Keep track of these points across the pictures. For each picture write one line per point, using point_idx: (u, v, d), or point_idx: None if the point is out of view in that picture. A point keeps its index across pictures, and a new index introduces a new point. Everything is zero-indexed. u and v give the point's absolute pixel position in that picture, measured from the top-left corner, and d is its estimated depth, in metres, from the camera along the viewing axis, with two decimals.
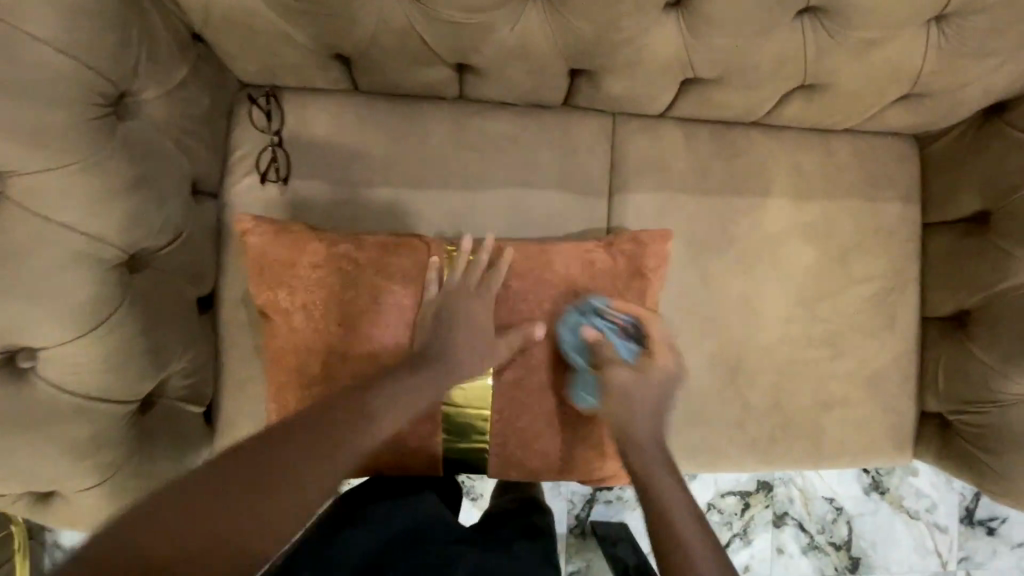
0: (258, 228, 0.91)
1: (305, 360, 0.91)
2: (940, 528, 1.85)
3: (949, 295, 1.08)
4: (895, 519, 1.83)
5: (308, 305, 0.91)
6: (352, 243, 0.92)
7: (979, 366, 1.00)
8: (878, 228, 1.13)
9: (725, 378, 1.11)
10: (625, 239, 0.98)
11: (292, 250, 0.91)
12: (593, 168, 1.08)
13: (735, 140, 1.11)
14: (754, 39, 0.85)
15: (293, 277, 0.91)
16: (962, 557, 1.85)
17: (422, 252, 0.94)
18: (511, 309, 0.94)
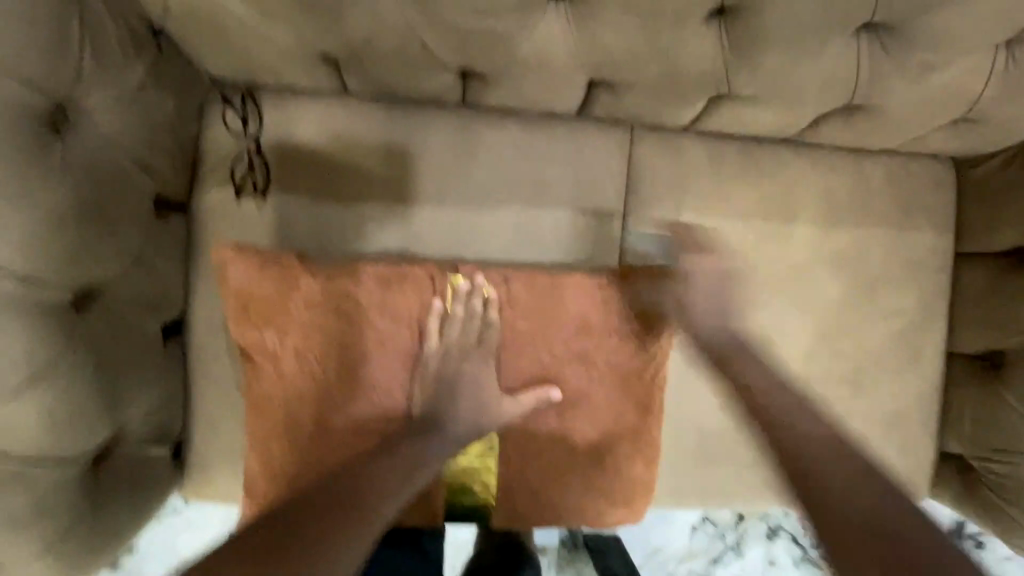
0: (238, 259, 0.80)
1: (295, 406, 0.82)
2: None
3: (976, 332, 1.02)
4: None
5: (301, 348, 0.81)
6: (347, 278, 0.83)
7: (1009, 413, 0.95)
8: (910, 257, 1.05)
9: (739, 415, 1.03)
10: (642, 278, 0.89)
11: (282, 283, 0.81)
12: (607, 186, 0.98)
13: (760, 158, 1.01)
14: (801, 55, 0.76)
15: (283, 314, 0.81)
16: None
17: (425, 288, 0.84)
18: (518, 355, 0.87)
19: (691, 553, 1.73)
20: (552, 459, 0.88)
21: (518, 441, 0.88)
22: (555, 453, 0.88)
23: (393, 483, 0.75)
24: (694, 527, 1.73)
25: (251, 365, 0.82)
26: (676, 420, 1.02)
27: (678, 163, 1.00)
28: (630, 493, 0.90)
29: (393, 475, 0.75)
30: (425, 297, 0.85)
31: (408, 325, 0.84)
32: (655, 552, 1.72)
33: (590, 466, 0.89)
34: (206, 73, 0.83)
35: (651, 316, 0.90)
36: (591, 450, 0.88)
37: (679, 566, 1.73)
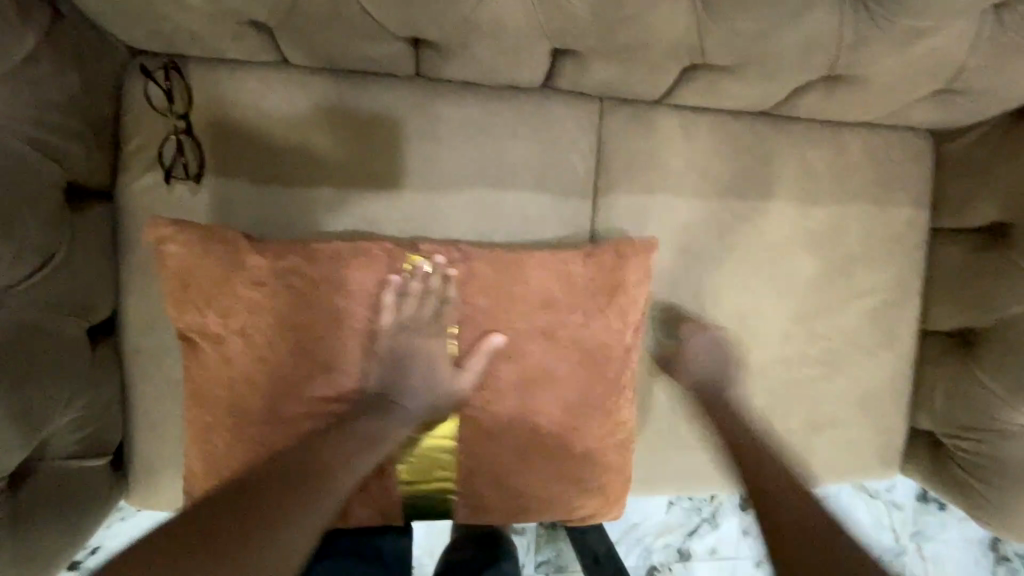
0: (176, 236, 0.73)
1: (241, 393, 0.75)
2: (897, 506, 1.87)
3: (951, 309, 1.01)
4: (857, 502, 1.85)
5: (248, 330, 0.74)
6: (296, 255, 0.75)
7: (979, 390, 0.94)
8: (887, 233, 1.02)
9: (714, 397, 1.00)
10: (605, 252, 0.83)
11: (221, 259, 0.74)
12: (576, 164, 0.92)
13: (737, 132, 0.96)
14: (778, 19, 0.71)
15: (224, 294, 0.74)
16: (915, 532, 1.87)
17: (381, 263, 0.78)
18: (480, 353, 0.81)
19: (667, 526, 1.76)
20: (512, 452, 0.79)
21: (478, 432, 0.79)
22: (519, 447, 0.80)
23: (350, 462, 0.70)
24: (671, 502, 1.75)
25: (195, 351, 0.75)
26: (651, 407, 0.99)
27: (650, 138, 0.94)
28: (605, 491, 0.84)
29: (351, 454, 0.71)
30: (382, 271, 0.77)
31: (367, 306, 0.77)
32: (632, 528, 1.74)
33: (558, 460, 0.81)
34: (121, 41, 0.74)
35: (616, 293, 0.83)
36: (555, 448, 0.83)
37: (655, 540, 1.75)
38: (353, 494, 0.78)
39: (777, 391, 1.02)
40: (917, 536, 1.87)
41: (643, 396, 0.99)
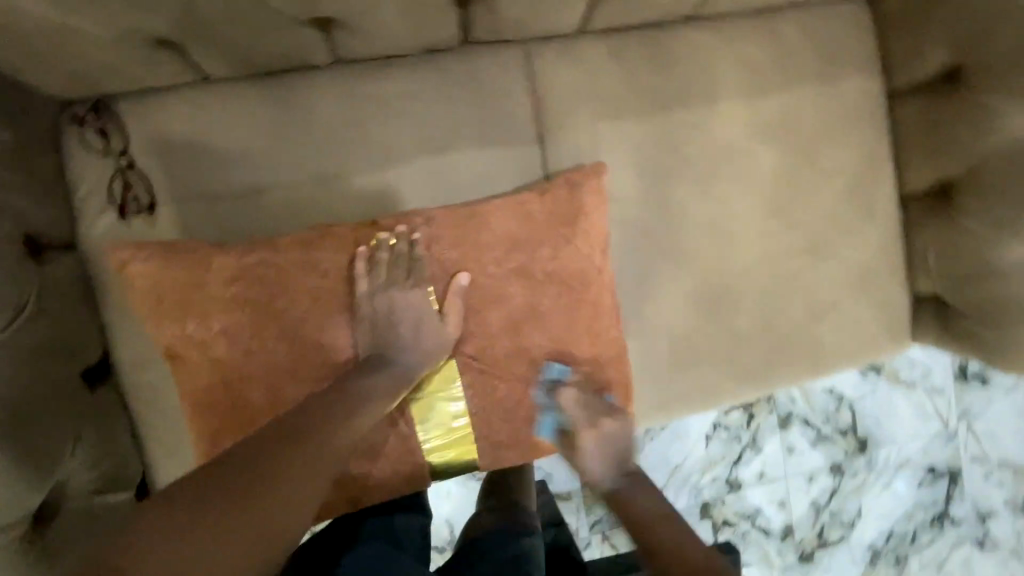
0: (143, 254, 0.75)
1: (237, 390, 0.77)
2: (937, 390, 1.85)
3: (923, 167, 0.99)
4: (895, 395, 1.84)
5: (229, 329, 0.76)
6: (260, 249, 0.77)
7: (968, 238, 0.91)
8: (843, 108, 1.00)
9: (708, 310, 0.99)
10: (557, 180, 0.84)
11: (191, 265, 0.76)
12: (514, 112, 0.92)
13: (667, 43, 0.95)
14: None
15: (200, 300, 0.76)
16: (962, 412, 1.85)
17: (348, 241, 0.80)
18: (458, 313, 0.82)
19: (711, 462, 1.77)
20: (512, 395, 0.82)
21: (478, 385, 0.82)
22: (518, 391, 0.83)
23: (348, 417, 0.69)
24: (709, 435, 1.76)
25: (183, 362, 0.77)
26: (647, 335, 0.99)
27: (582, 70, 0.93)
28: (613, 416, 0.87)
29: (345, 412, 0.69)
30: (349, 250, 0.79)
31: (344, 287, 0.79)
32: (675, 470, 1.75)
33: (558, 392, 0.84)
34: (46, 94, 0.76)
35: (574, 217, 0.84)
36: (551, 387, 0.83)
37: (702, 477, 1.76)
38: (370, 462, 0.82)
39: (769, 290, 1.01)
40: (965, 416, 1.85)
41: (637, 326, 0.98)
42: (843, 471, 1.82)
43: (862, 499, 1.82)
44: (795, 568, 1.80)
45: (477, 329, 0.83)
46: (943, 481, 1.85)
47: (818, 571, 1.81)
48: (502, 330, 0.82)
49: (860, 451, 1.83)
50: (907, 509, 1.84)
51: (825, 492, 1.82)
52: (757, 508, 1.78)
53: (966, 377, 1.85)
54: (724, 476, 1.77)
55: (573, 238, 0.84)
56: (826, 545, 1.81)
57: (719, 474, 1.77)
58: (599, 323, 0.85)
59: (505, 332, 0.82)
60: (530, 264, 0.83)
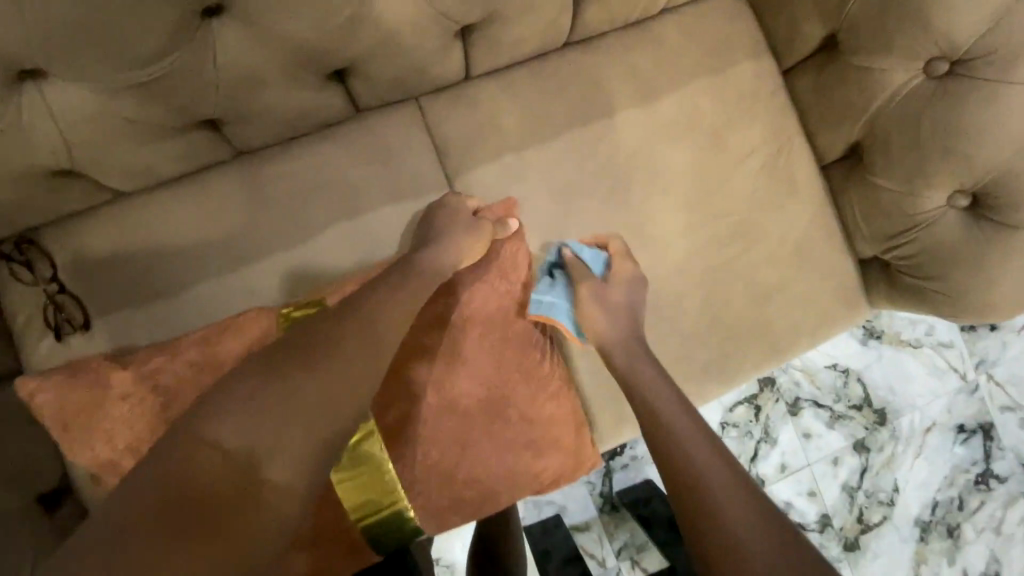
0: (41, 385, 0.74)
1: None
2: (945, 344, 1.79)
3: (830, 135, 0.99)
4: (903, 357, 1.78)
5: (134, 445, 0.74)
6: (161, 353, 0.78)
7: (886, 194, 0.91)
8: (741, 94, 1.02)
9: (649, 314, 0.99)
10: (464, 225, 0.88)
11: (88, 394, 0.75)
12: (418, 165, 0.95)
13: (552, 70, 0.99)
14: None
15: (102, 427, 0.74)
16: (977, 363, 1.78)
17: (251, 334, 0.80)
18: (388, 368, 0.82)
19: None
20: (458, 457, 0.81)
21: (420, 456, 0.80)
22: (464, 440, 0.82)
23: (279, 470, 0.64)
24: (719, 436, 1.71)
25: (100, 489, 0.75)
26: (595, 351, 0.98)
27: (476, 112, 0.97)
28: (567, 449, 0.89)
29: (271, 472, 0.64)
30: (248, 336, 0.79)
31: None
32: None
33: (505, 443, 0.84)
34: None
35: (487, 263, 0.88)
36: (494, 424, 0.83)
37: None
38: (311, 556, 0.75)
39: (708, 282, 1.01)
40: (981, 366, 1.78)
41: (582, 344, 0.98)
42: (868, 448, 1.74)
43: (895, 473, 1.73)
44: (843, 560, 1.69)
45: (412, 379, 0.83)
46: (976, 438, 1.75)
47: (868, 558, 1.69)
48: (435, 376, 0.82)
49: (881, 423, 1.75)
50: (946, 474, 1.74)
51: (855, 473, 1.73)
52: (786, 502, 1.70)
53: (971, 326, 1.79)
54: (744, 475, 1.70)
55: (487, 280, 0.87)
56: (870, 529, 1.70)
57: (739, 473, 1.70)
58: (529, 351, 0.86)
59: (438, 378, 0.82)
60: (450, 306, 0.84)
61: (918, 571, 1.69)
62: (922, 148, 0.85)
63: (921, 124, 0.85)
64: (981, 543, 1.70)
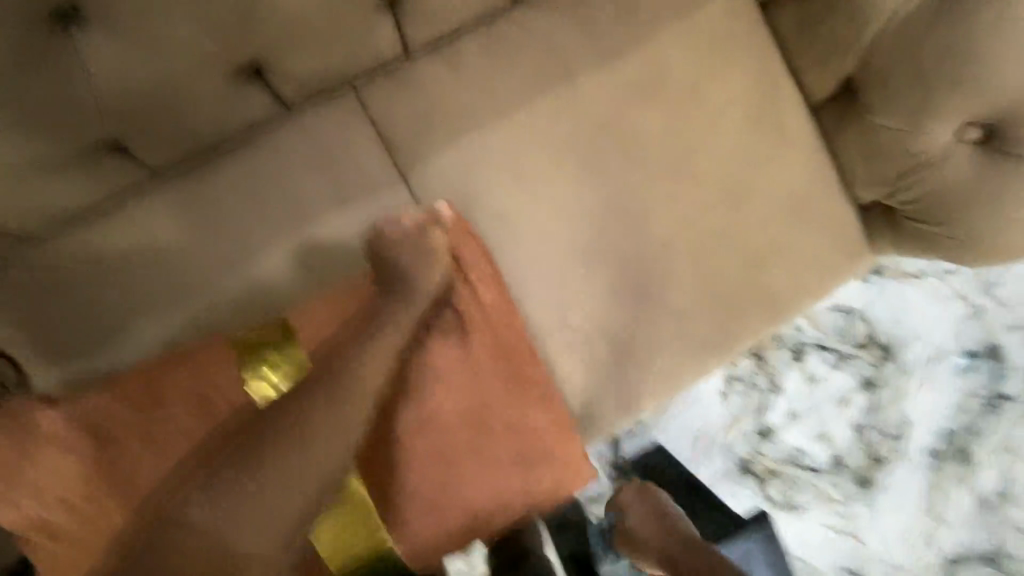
0: None
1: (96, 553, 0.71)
2: (949, 271, 1.73)
3: (820, 73, 0.89)
4: (907, 289, 1.72)
5: (75, 497, 0.72)
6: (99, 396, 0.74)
7: (886, 134, 0.82)
8: (716, 36, 0.91)
9: (637, 295, 0.92)
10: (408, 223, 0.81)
11: (20, 446, 0.71)
12: (365, 161, 0.85)
13: (503, 34, 0.87)
14: None
15: (40, 479, 0.71)
16: (984, 285, 1.72)
17: (198, 366, 0.77)
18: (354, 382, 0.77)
19: (735, 416, 1.67)
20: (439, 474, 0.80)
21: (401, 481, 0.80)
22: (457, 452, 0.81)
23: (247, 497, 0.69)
24: (724, 391, 1.66)
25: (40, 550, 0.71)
26: (584, 341, 0.91)
27: (422, 93, 0.86)
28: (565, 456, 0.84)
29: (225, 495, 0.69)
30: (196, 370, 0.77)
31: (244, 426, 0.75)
32: (701, 438, 1.64)
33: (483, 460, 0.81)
34: None
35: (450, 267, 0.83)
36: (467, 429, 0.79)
37: (730, 435, 1.66)
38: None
39: (698, 249, 0.92)
40: (988, 288, 1.72)
41: (570, 335, 0.91)
42: (876, 385, 1.70)
43: (904, 407, 1.70)
44: (857, 498, 1.68)
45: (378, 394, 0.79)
46: (985, 361, 1.71)
47: (882, 493, 1.67)
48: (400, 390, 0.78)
49: (888, 358, 1.71)
50: (957, 402, 1.71)
51: (864, 411, 1.70)
52: (798, 448, 1.67)
53: None
54: (753, 427, 1.67)
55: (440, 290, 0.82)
56: (882, 464, 1.68)
57: (748, 425, 1.67)
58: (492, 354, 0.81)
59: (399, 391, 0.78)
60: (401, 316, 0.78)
61: (933, 500, 1.67)
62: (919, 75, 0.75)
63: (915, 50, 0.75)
64: (994, 465, 1.68)
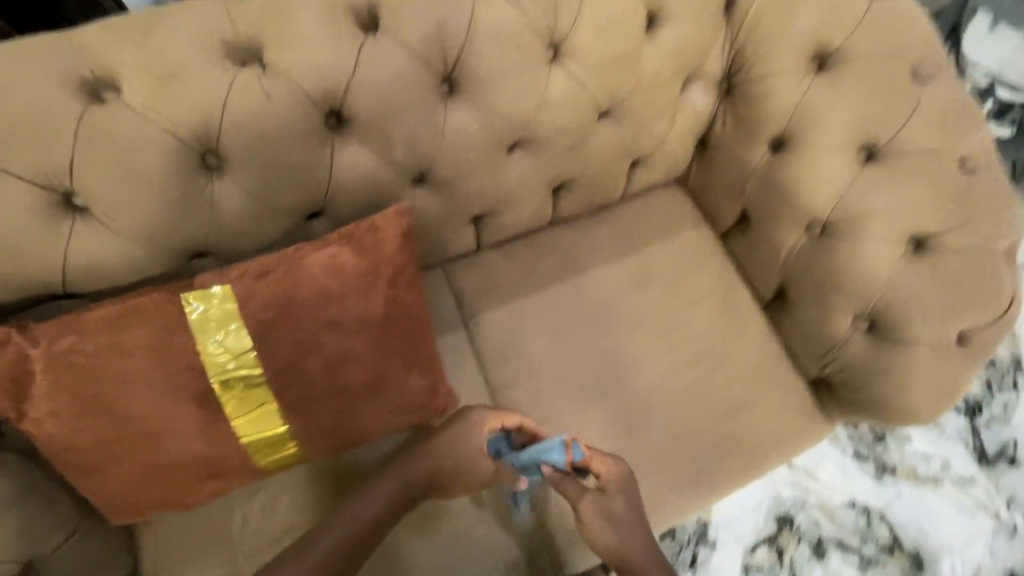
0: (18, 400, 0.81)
1: (75, 448, 0.84)
2: (968, 480, 1.87)
3: (763, 281, 1.27)
4: (924, 494, 1.84)
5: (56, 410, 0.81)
6: (91, 316, 0.83)
7: (808, 321, 1.12)
8: (686, 253, 1.33)
9: (628, 430, 1.18)
10: (362, 230, 0.93)
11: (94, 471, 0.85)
12: (441, 311, 1.25)
13: (543, 242, 1.32)
14: (485, 176, 1.06)
15: (72, 453, 0.84)
16: (1008, 500, 1.86)
17: (173, 308, 0.84)
18: (271, 325, 0.87)
19: None
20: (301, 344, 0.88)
21: (447, 538, 1.06)
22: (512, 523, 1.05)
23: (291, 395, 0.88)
24: None
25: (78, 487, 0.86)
26: None
27: (486, 273, 1.29)
28: (620, 526, 1.01)
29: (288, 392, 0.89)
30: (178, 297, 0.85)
31: (232, 446, 0.90)
32: None
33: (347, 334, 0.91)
34: None
35: (380, 270, 0.93)
36: (339, 304, 0.90)
37: None
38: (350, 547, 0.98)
39: (679, 401, 1.20)
40: (1010, 503, 1.85)
41: None
42: None
43: None
44: None
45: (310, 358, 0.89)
46: None
47: None
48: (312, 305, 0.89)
49: (917, 568, 1.76)
50: None
51: None
52: None
53: (994, 458, 1.91)
54: None
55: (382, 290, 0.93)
56: None
57: None
58: (375, 290, 0.92)
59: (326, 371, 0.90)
60: (348, 313, 0.90)
61: None
62: (820, 289, 1.08)
63: (813, 273, 1.09)
64: None
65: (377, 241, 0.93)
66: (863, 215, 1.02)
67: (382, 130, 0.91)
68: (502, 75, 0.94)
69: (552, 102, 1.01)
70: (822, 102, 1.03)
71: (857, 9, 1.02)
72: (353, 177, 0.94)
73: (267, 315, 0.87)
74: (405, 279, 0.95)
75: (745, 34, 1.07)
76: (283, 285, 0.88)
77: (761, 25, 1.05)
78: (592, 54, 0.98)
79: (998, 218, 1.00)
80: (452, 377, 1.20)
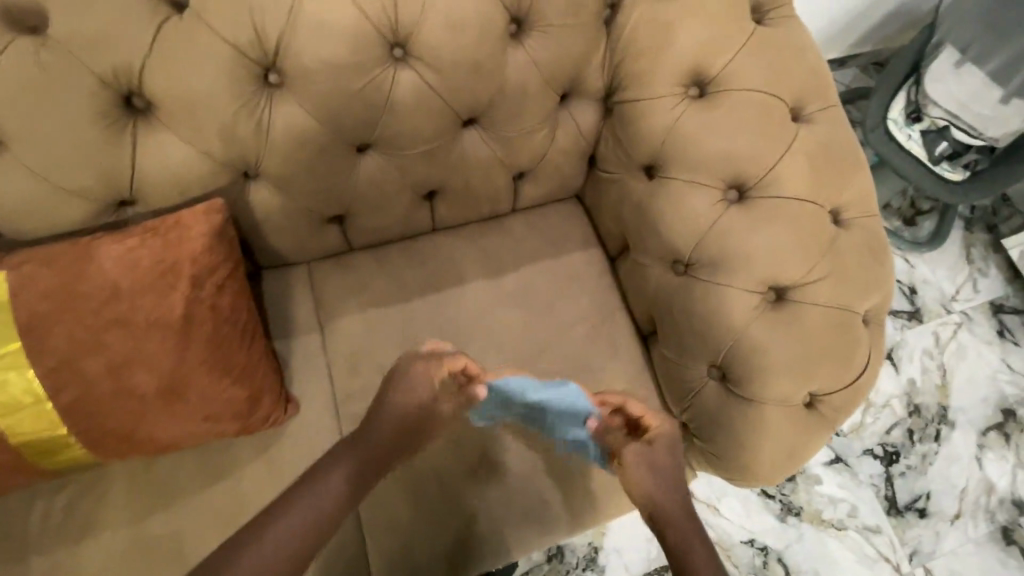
0: None
1: None
2: (872, 530, 1.82)
3: (641, 312, 1.19)
4: (825, 539, 1.79)
5: None
6: None
7: (668, 363, 1.05)
8: (570, 275, 1.26)
9: (473, 457, 1.11)
10: (168, 223, 0.86)
11: None
12: (297, 312, 1.18)
13: (421, 248, 1.25)
14: (331, 175, 0.99)
15: None
16: (910, 553, 1.80)
17: None
18: (46, 319, 0.81)
19: None
20: (81, 342, 0.82)
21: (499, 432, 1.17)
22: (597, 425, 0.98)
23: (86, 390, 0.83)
24: None
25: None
26: (421, 485, 1.09)
27: (353, 275, 1.21)
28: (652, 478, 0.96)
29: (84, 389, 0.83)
30: None
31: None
32: None
33: (138, 335, 0.84)
34: None
35: (181, 268, 0.86)
36: (130, 303, 0.83)
37: None
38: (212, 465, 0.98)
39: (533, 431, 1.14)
40: (912, 557, 1.80)
41: (410, 477, 1.09)
42: None
43: None
44: None
45: (91, 358, 0.82)
46: None
47: None
48: (97, 301, 0.82)
49: None
50: None
51: None
52: None
53: (904, 509, 1.84)
54: None
55: (182, 290, 0.86)
56: None
57: None
58: (174, 289, 0.85)
59: (109, 372, 0.83)
60: (138, 313, 0.84)
61: None
62: (678, 332, 1.00)
63: (674, 315, 1.01)
64: None
65: (183, 237, 0.86)
66: (722, 258, 0.94)
67: (192, 117, 0.84)
68: (333, 69, 0.86)
69: (401, 105, 0.94)
70: (692, 132, 0.96)
71: (739, 35, 0.95)
72: (162, 166, 0.86)
73: (44, 308, 0.81)
74: (214, 278, 0.88)
75: (623, 49, 0.99)
76: (68, 277, 0.82)
77: (637, 42, 0.97)
78: (444, 56, 0.90)
79: (866, 275, 0.93)
80: (295, 387, 1.13)
